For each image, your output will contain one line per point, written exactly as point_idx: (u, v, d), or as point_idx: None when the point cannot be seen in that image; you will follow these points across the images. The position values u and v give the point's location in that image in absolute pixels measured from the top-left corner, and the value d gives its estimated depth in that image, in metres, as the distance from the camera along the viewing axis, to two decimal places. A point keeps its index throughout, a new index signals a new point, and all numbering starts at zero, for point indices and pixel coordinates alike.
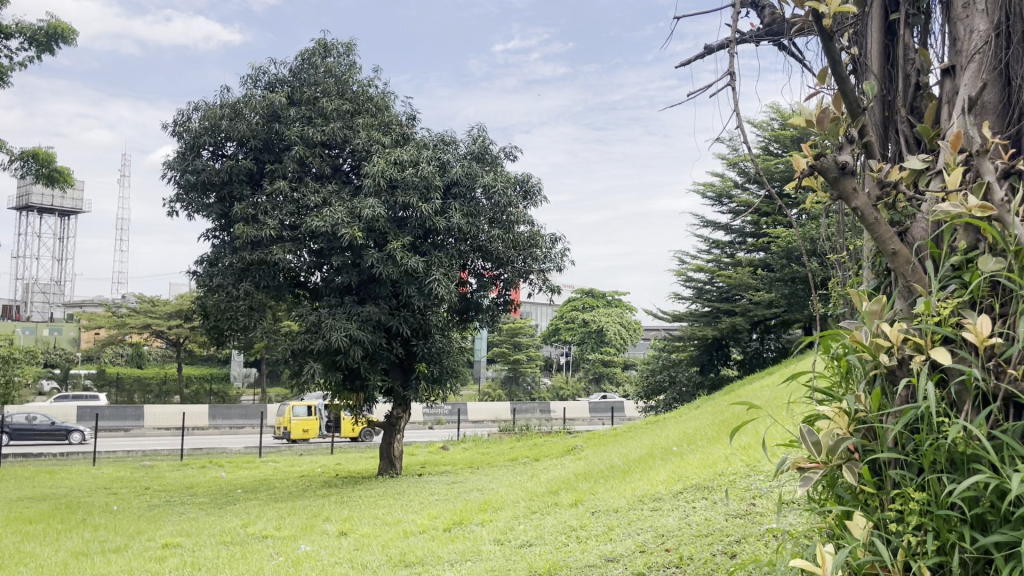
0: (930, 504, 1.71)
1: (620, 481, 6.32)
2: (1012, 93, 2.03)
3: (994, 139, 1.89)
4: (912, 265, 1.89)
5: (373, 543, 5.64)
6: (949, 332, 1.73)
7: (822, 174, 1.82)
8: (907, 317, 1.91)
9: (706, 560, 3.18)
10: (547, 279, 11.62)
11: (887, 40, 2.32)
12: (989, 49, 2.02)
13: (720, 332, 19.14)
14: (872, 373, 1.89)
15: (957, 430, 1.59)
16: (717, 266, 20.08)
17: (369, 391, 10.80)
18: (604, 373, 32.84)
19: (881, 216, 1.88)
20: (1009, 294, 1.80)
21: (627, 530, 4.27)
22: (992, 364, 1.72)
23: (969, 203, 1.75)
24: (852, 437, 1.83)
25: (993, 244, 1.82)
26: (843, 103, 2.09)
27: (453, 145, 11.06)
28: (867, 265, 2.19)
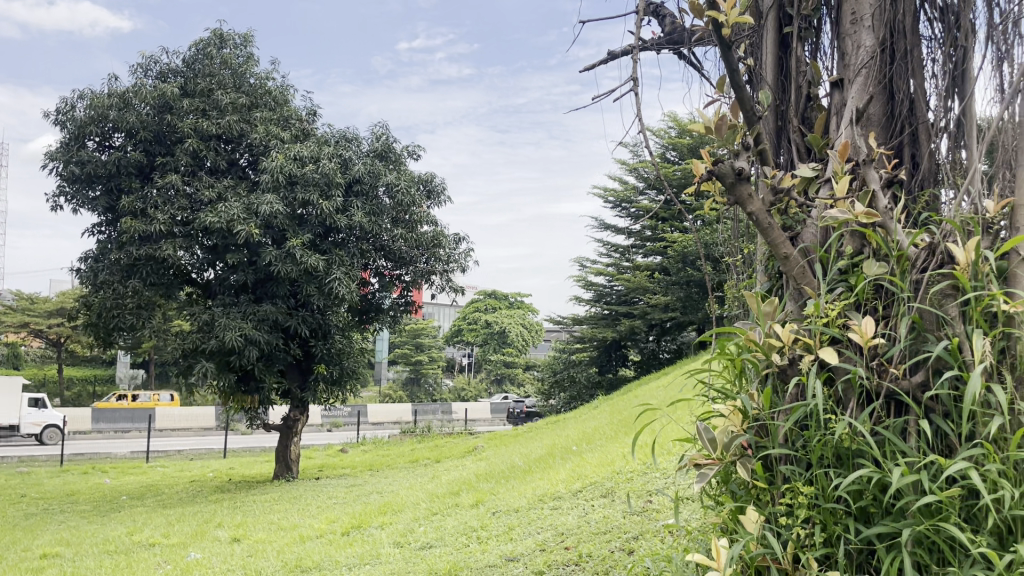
0: (818, 498, 1.77)
1: (520, 480, 6.35)
2: (896, 108, 2.16)
3: (879, 151, 1.99)
4: (803, 270, 1.97)
5: (268, 549, 5.48)
6: (836, 332, 1.81)
7: (721, 179, 1.88)
8: (797, 318, 1.99)
9: (605, 556, 3.22)
10: (450, 280, 11.60)
11: (782, 51, 2.43)
12: (874, 64, 2.12)
13: (619, 334, 19.51)
14: (763, 372, 1.96)
15: (843, 424, 1.67)
16: (617, 270, 20.43)
17: (264, 393, 10.50)
18: (505, 374, 33.02)
19: (775, 221, 1.96)
20: (892, 297, 1.88)
21: (528, 529, 4.29)
22: (875, 363, 1.79)
23: (856, 210, 1.84)
24: (744, 434, 1.90)
25: (876, 249, 1.91)
26: (740, 112, 2.16)
27: (355, 143, 10.90)
28: (761, 269, 2.28)
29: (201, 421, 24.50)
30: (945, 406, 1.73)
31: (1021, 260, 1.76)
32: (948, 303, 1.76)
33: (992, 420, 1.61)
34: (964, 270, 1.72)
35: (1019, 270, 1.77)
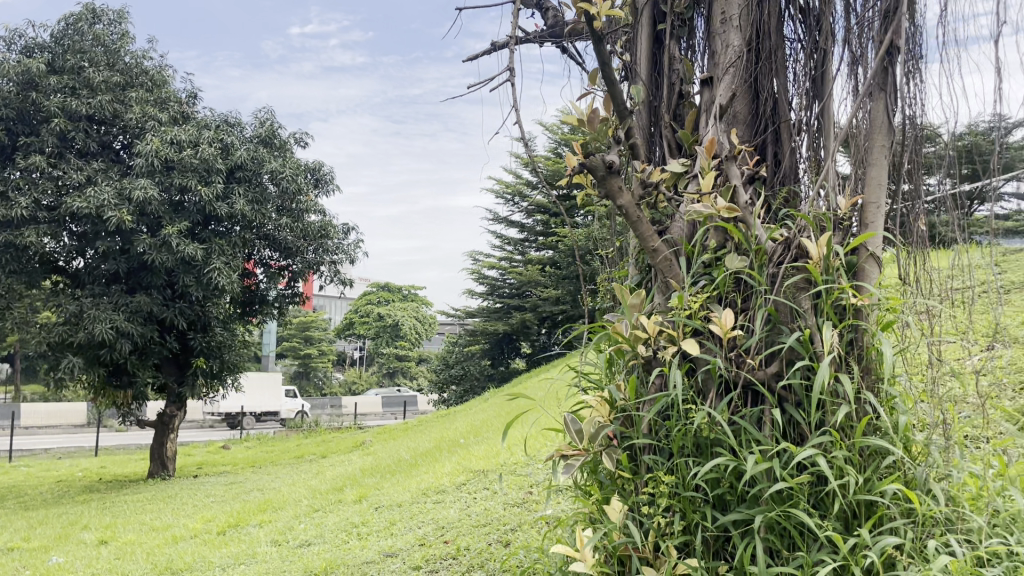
0: (678, 487, 1.80)
1: (405, 475, 6.29)
2: (759, 106, 2.22)
3: (741, 147, 2.04)
4: (669, 263, 2.00)
5: (137, 551, 5.23)
6: (698, 324, 1.84)
7: (591, 172, 1.88)
8: (663, 310, 2.01)
9: (481, 549, 3.21)
10: (338, 271, 11.41)
11: (655, 48, 2.45)
12: (741, 63, 2.17)
13: (510, 327, 19.63)
14: (630, 363, 1.98)
15: (701, 414, 1.70)
16: (509, 264, 20.55)
17: (138, 388, 10.03)
18: (397, 367, 32.72)
19: (643, 214, 1.98)
20: (750, 290, 1.93)
21: (409, 524, 4.24)
22: (733, 354, 1.83)
23: (718, 205, 1.87)
24: (611, 425, 1.91)
25: (737, 244, 1.95)
26: (612, 106, 2.17)
27: (237, 128, 10.54)
28: (632, 261, 2.29)
29: (71, 418, 23.20)
30: (797, 395, 1.78)
31: (868, 256, 1.84)
32: (801, 295, 1.81)
33: (840, 408, 1.68)
34: (816, 264, 1.78)
35: (868, 264, 1.85)
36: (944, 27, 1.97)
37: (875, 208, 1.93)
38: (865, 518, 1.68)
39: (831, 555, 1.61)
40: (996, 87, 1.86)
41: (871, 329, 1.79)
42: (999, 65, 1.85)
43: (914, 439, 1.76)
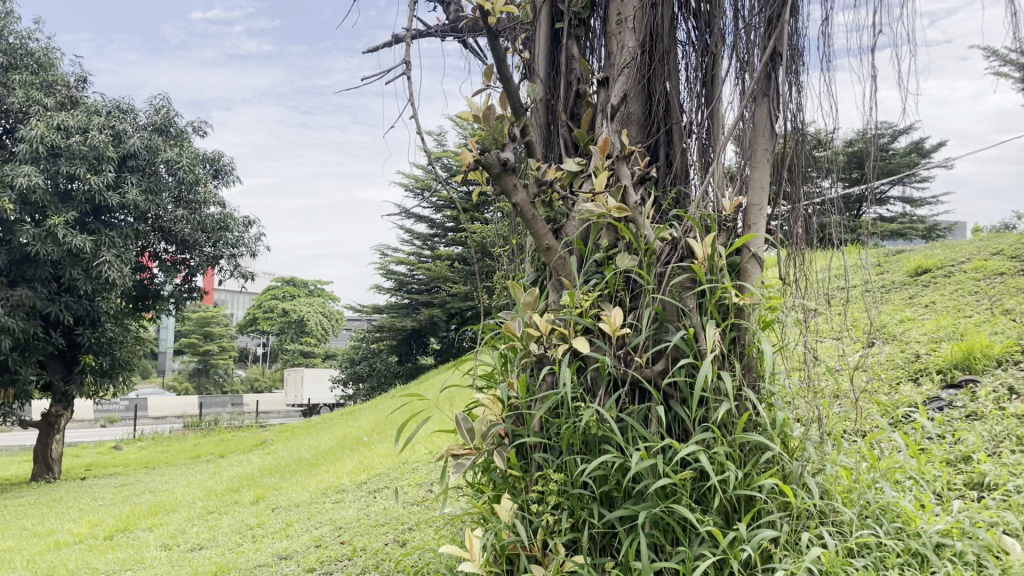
0: (567, 484, 1.80)
1: (305, 474, 6.17)
2: (653, 107, 2.25)
3: (633, 147, 2.05)
4: (563, 261, 2.01)
5: (15, 559, 4.94)
6: (589, 322, 1.85)
7: (486, 168, 1.86)
8: (556, 309, 2.01)
9: (378, 549, 3.17)
10: (239, 265, 11.11)
11: (553, 46, 2.44)
12: (635, 64, 2.19)
13: (418, 324, 19.52)
14: (523, 361, 1.98)
15: (590, 412, 1.71)
16: (418, 260, 20.42)
17: (20, 386, 9.49)
18: (302, 363, 32.08)
19: (538, 212, 1.97)
20: (639, 289, 1.96)
21: (306, 525, 4.15)
22: (622, 352, 1.85)
23: (609, 204, 1.88)
24: (502, 423, 1.90)
25: (628, 243, 1.97)
26: (508, 103, 2.15)
27: (131, 114, 10.03)
28: (529, 259, 2.28)
29: None
30: (682, 392, 1.82)
31: (750, 256, 1.91)
32: (687, 295, 1.85)
33: (721, 405, 1.72)
34: (701, 263, 1.82)
35: (749, 265, 1.92)
36: (826, 36, 2.04)
37: (757, 210, 1.99)
38: (744, 513, 1.73)
39: (710, 549, 1.64)
40: (871, 95, 1.94)
41: (752, 328, 1.84)
42: (875, 74, 1.93)
43: (791, 434, 1.82)
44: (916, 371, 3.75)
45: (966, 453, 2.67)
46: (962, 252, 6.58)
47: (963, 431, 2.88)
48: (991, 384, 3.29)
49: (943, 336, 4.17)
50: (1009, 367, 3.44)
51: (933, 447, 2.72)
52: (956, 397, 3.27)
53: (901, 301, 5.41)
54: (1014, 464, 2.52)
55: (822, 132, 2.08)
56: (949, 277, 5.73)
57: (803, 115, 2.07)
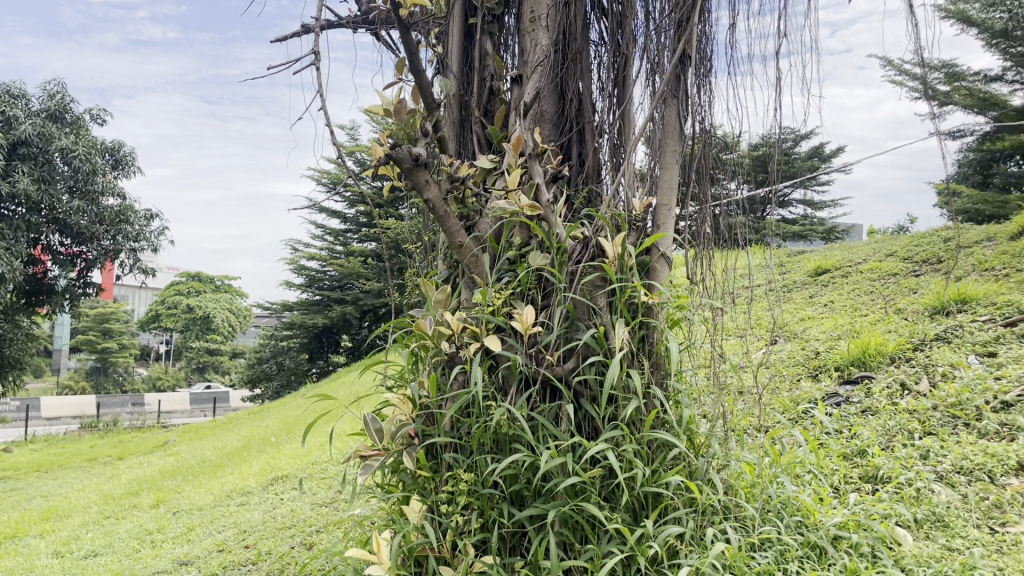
0: (476, 484, 1.78)
1: (209, 476, 5.97)
2: (566, 106, 2.25)
3: (546, 145, 2.04)
4: (476, 259, 1.99)
5: None
6: (501, 320, 1.83)
7: (397, 163, 1.82)
8: (468, 306, 1.99)
9: (283, 553, 3.08)
10: (139, 259, 10.79)
11: (466, 42, 2.41)
12: (549, 62, 2.18)
13: (330, 321, 19.19)
14: (435, 360, 1.94)
15: (500, 411, 1.70)
16: (330, 255, 20.06)
17: None
18: (207, 362, 31.07)
19: (450, 210, 1.95)
20: (552, 287, 1.95)
21: (209, 529, 4.01)
22: (533, 351, 1.84)
23: (522, 202, 1.86)
24: (413, 423, 1.87)
25: (541, 241, 1.97)
26: (420, 97, 2.11)
27: (22, 100, 9.51)
28: (441, 256, 2.25)
29: None
30: (591, 390, 1.83)
31: (659, 255, 1.93)
32: (597, 294, 1.86)
33: (630, 403, 1.73)
34: (611, 263, 1.83)
35: (658, 264, 1.94)
36: (733, 41, 2.09)
37: (666, 211, 2.01)
38: (652, 510, 1.75)
39: (618, 547, 1.65)
40: (776, 100, 1.99)
41: (661, 326, 1.87)
42: (780, 80, 1.99)
43: (698, 431, 1.86)
44: (816, 368, 3.88)
45: (862, 447, 2.78)
46: (858, 254, 6.85)
47: (859, 426, 3.00)
48: (885, 380, 3.44)
49: (841, 334, 4.33)
50: (902, 363, 3.60)
51: (830, 441, 2.83)
52: (852, 393, 3.41)
53: (802, 301, 5.60)
54: (905, 458, 2.64)
55: (729, 135, 2.12)
56: (847, 277, 5.98)
57: (711, 118, 2.10)
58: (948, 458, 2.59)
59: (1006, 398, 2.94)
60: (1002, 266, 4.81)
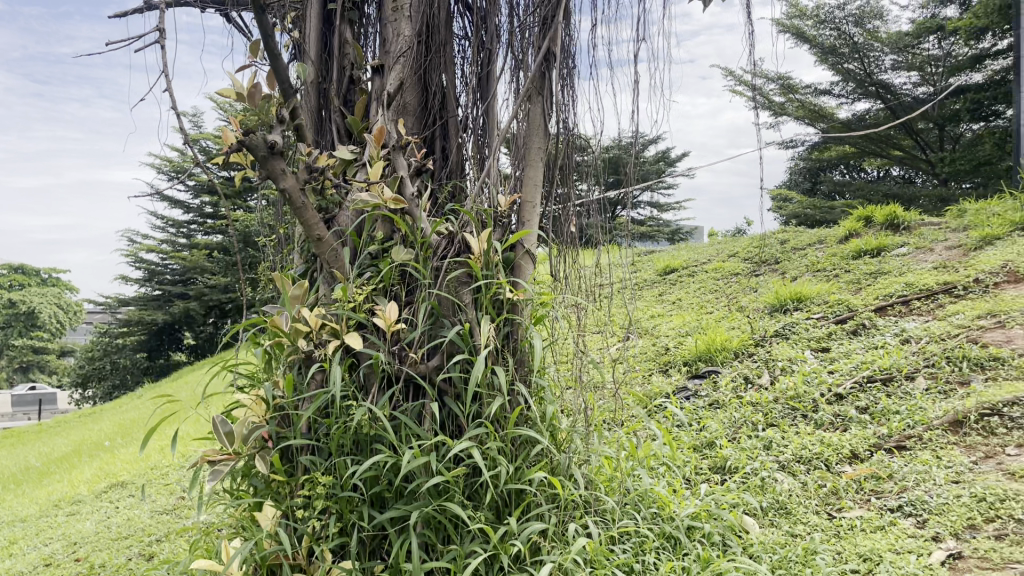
0: (335, 487, 1.71)
1: (34, 484, 5.49)
2: (429, 99, 2.20)
3: (409, 137, 1.99)
4: (335, 253, 1.91)
5: None
6: (363, 317, 1.76)
7: (252, 151, 1.71)
8: (328, 302, 1.91)
9: (119, 566, 2.87)
10: None
11: (325, 29, 2.32)
12: (411, 54, 2.13)
13: (171, 317, 18.17)
14: (290, 359, 1.85)
15: (362, 411, 1.64)
16: (172, 248, 19.01)
17: None
18: (30, 362, 28.70)
19: (309, 201, 1.86)
20: (415, 283, 1.91)
21: (33, 542, 3.69)
22: (396, 348, 1.78)
23: (386, 195, 1.79)
24: (266, 425, 1.77)
25: (404, 235, 1.92)
26: (276, 83, 2.00)
27: None
28: (298, 250, 2.14)
29: None
30: (456, 388, 1.80)
31: (524, 252, 1.94)
32: (462, 290, 1.84)
33: (494, 400, 1.72)
34: (477, 259, 1.81)
35: (523, 261, 1.94)
36: (594, 43, 2.11)
37: (530, 208, 2.02)
38: (514, 506, 1.74)
39: (481, 546, 1.64)
40: (634, 103, 2.03)
41: (525, 323, 1.87)
42: (637, 84, 2.03)
43: (560, 427, 1.87)
44: (666, 364, 4.03)
45: (711, 439, 2.90)
46: (703, 254, 7.18)
47: (708, 419, 3.14)
48: (730, 374, 3.63)
49: (689, 331, 4.52)
50: (744, 358, 3.81)
51: (682, 434, 2.94)
52: (701, 387, 3.56)
53: (653, 298, 5.82)
54: (750, 448, 2.78)
55: (589, 136, 2.15)
56: (694, 276, 6.26)
57: (573, 117, 2.12)
58: (789, 447, 2.75)
59: (838, 390, 3.16)
60: (832, 266, 5.19)
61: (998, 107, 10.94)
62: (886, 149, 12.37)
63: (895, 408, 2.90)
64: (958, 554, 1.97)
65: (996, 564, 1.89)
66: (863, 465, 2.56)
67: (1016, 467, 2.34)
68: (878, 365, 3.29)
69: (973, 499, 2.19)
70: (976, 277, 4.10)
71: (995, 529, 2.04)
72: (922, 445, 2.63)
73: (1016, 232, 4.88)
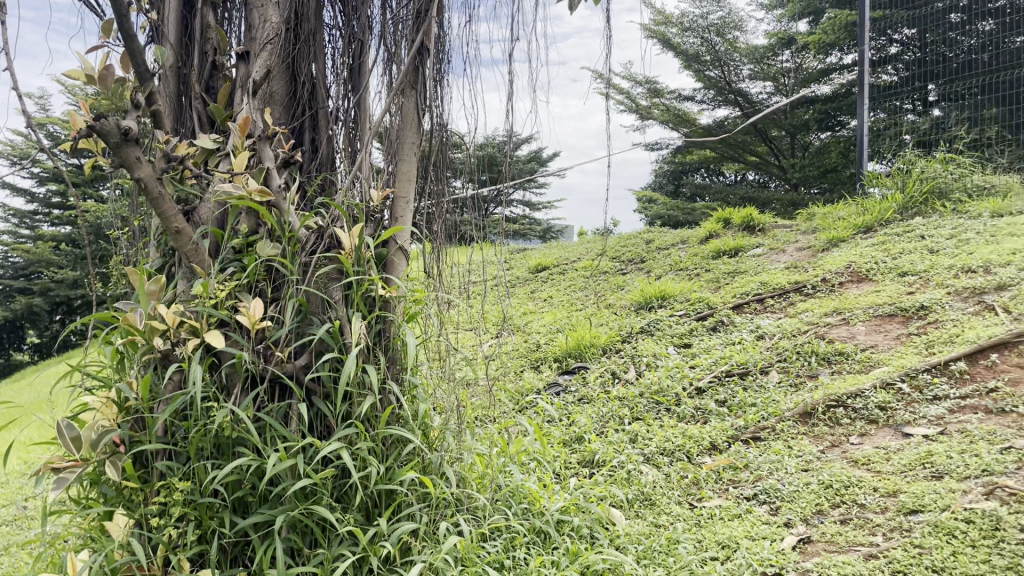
0: (194, 492, 1.62)
1: None
2: (297, 89, 2.13)
3: (276, 127, 1.91)
4: (195, 247, 1.81)
5: None
6: (224, 314, 1.68)
7: (103, 137, 1.59)
8: (187, 299, 1.81)
9: None
10: None
11: (186, 10, 2.19)
12: (279, 41, 2.04)
13: (12, 315, 16.82)
14: (145, 359, 1.74)
15: (224, 413, 1.56)
16: (13, 240, 17.60)
17: None
18: None
19: (166, 191, 1.75)
20: (281, 279, 1.84)
21: None
22: (261, 347, 1.71)
23: (250, 187, 1.71)
24: (118, 429, 1.66)
25: (270, 229, 1.84)
26: (131, 66, 1.87)
27: None
28: (154, 243, 2.02)
29: None
30: (325, 387, 1.75)
31: (397, 248, 1.92)
32: (332, 287, 1.79)
33: (365, 399, 1.69)
34: (347, 254, 1.77)
35: (396, 257, 1.92)
36: (467, 40, 2.10)
37: (403, 204, 2.00)
38: (385, 507, 1.71)
39: (351, 549, 1.60)
40: (508, 102, 2.03)
41: (397, 320, 1.85)
42: (510, 84, 2.03)
43: (432, 425, 1.86)
44: (537, 360, 4.08)
45: (580, 433, 2.96)
46: (572, 252, 7.33)
47: (577, 413, 3.20)
48: (598, 369, 3.72)
49: (559, 328, 4.60)
50: (612, 354, 3.92)
51: (553, 429, 2.98)
52: (571, 382, 3.63)
53: (524, 296, 5.88)
54: (617, 442, 2.86)
55: (463, 133, 2.14)
56: (564, 274, 6.38)
57: (447, 114, 2.10)
58: (653, 441, 2.84)
59: (699, 385, 3.30)
60: (693, 266, 5.40)
61: (841, 118, 11.89)
62: (742, 154, 13.02)
63: (750, 401, 3.06)
64: (807, 539, 2.09)
65: (842, 547, 2.01)
66: (722, 456, 2.68)
67: (859, 454, 2.51)
68: (735, 360, 3.46)
69: (821, 486, 2.34)
70: (823, 276, 4.38)
71: (840, 514, 2.18)
72: (775, 436, 2.78)
73: (858, 235, 5.26)
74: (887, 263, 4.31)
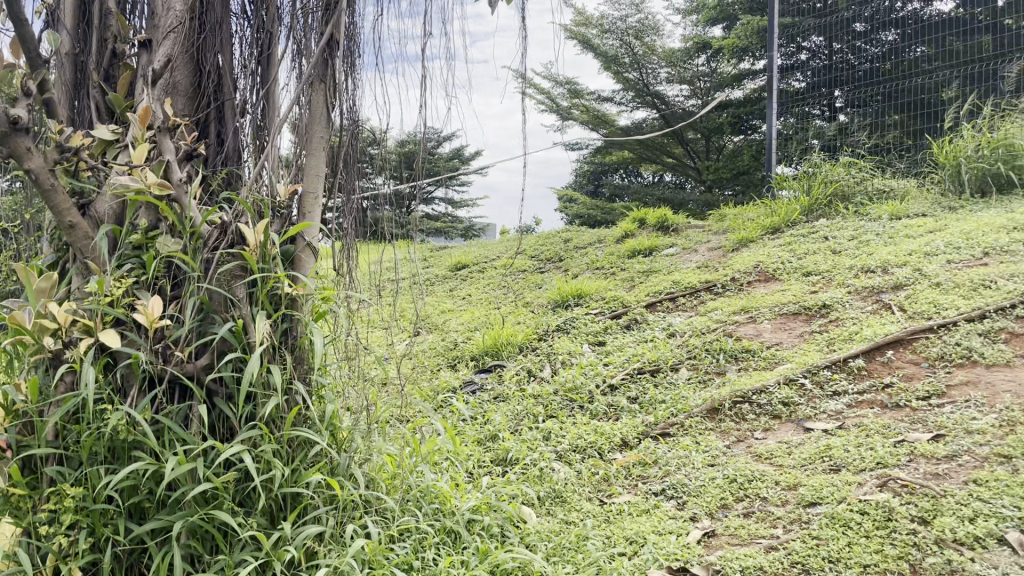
0: (86, 499, 1.55)
1: None
2: (203, 80, 2.06)
3: (178, 118, 1.84)
4: (90, 242, 1.73)
5: None
6: (121, 312, 1.61)
7: None
8: (81, 296, 1.73)
9: None
10: None
11: None
12: (183, 30, 1.97)
13: None
14: (35, 360, 1.65)
15: (118, 416, 1.50)
16: None
17: None
18: None
19: (59, 183, 1.67)
20: (182, 276, 1.77)
21: None
22: (160, 346, 1.65)
23: (149, 179, 1.65)
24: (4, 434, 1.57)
25: (171, 224, 1.77)
26: (22, 52, 1.76)
27: None
28: (47, 237, 1.92)
29: None
30: (227, 388, 1.70)
31: (305, 246, 1.87)
32: (235, 285, 1.74)
33: (269, 401, 1.64)
34: (253, 251, 1.73)
35: (303, 254, 1.88)
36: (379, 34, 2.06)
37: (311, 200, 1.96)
38: (289, 510, 1.68)
39: (252, 554, 1.56)
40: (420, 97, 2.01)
41: (304, 319, 1.81)
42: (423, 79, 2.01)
43: (340, 426, 1.83)
44: (454, 359, 4.06)
45: (493, 431, 2.96)
46: (491, 251, 7.32)
47: (492, 412, 3.20)
48: (514, 367, 3.73)
49: (476, 326, 4.59)
50: (528, 352, 3.93)
51: (466, 428, 2.96)
52: (487, 381, 3.62)
53: (442, 294, 5.85)
54: (531, 440, 2.87)
55: (375, 129, 2.10)
56: (483, 272, 6.38)
57: (358, 108, 2.06)
58: (566, 438, 2.86)
59: (612, 382, 3.35)
60: (609, 265, 5.46)
61: (754, 122, 12.35)
62: (659, 156, 13.24)
63: (660, 398, 3.12)
64: (712, 532, 2.14)
65: (744, 539, 2.07)
66: (632, 452, 2.73)
67: (763, 449, 2.58)
68: (647, 357, 3.52)
69: (726, 481, 2.40)
70: (732, 276, 4.49)
71: (743, 507, 2.24)
72: (684, 432, 2.84)
73: (766, 236, 5.42)
74: (792, 264, 4.45)
